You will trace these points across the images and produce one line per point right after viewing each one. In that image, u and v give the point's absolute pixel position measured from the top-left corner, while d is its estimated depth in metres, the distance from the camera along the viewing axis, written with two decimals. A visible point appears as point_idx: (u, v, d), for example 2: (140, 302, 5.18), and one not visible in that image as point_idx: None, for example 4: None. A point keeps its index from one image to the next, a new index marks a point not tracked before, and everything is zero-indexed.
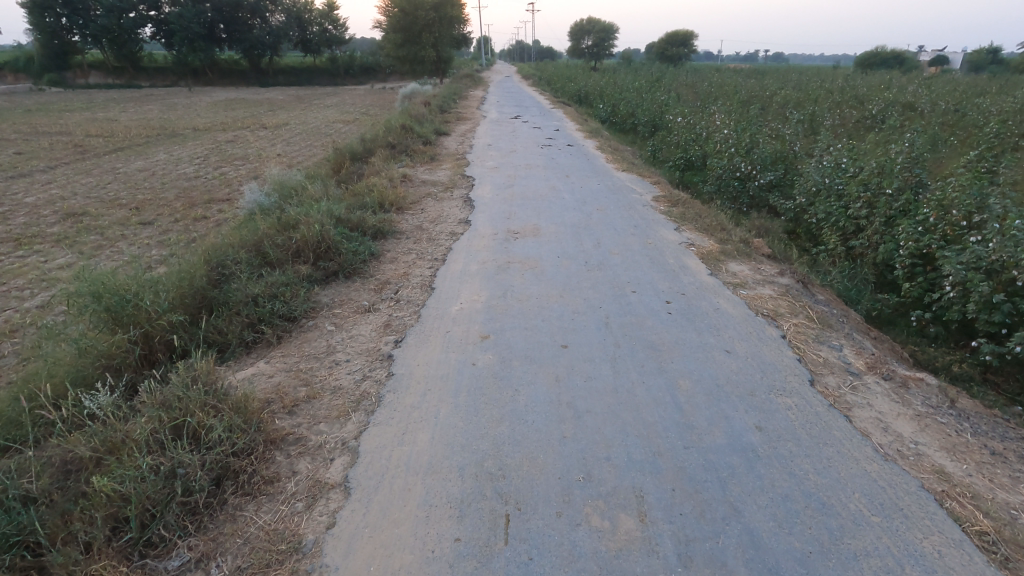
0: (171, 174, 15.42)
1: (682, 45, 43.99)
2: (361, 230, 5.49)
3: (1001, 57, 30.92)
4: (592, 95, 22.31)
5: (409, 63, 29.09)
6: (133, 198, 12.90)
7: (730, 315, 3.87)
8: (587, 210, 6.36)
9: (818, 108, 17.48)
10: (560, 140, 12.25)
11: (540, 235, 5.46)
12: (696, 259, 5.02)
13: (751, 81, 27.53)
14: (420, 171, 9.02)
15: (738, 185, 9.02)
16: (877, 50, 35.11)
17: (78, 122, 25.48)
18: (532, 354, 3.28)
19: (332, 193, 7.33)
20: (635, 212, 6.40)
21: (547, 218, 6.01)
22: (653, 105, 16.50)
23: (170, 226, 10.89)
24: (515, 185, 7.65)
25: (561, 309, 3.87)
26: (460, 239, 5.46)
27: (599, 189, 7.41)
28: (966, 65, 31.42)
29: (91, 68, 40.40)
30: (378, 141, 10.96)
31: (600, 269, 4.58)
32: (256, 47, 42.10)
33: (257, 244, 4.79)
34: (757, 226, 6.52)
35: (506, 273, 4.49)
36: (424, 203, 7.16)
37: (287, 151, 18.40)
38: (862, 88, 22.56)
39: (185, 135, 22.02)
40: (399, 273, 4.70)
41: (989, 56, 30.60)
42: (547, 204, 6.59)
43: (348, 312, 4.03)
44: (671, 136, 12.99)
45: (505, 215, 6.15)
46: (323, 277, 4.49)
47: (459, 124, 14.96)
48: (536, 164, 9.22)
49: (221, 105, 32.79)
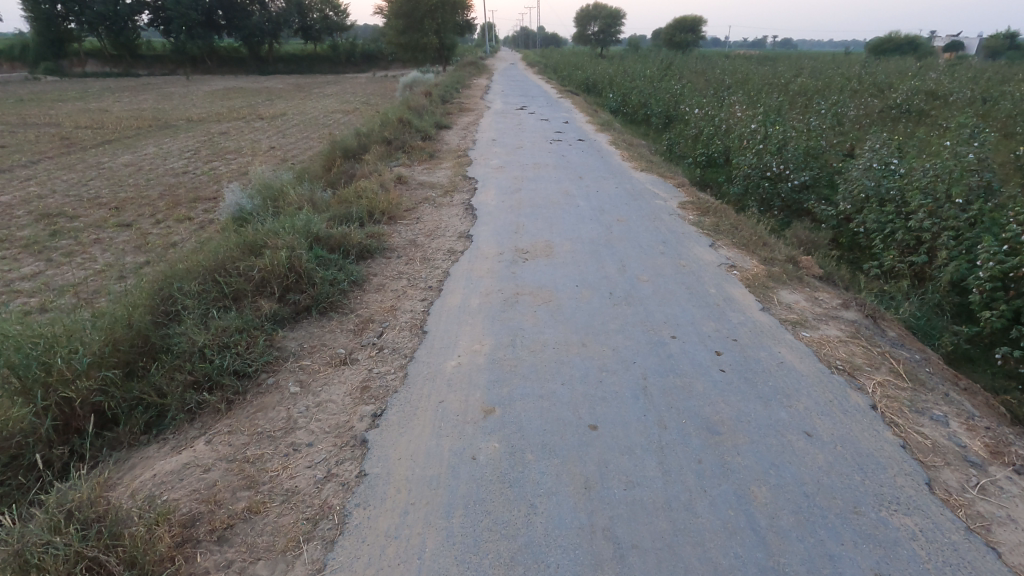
0: (159, 169, 14.65)
1: (691, 32, 42.65)
2: (344, 248, 4.69)
3: (1019, 42, 29.67)
4: (601, 84, 21.36)
5: (410, 50, 28.13)
6: (116, 196, 12.13)
7: (799, 372, 3.06)
8: (606, 222, 5.54)
9: (840, 97, 16.46)
10: (570, 134, 11.39)
11: (553, 254, 4.64)
12: (741, 287, 4.19)
13: (764, 68, 26.38)
14: (418, 171, 8.19)
15: (769, 187, 8.14)
16: (892, 37, 33.81)
17: (70, 112, 24.66)
18: (551, 440, 2.47)
19: (316, 200, 6.52)
20: (660, 223, 5.58)
21: (561, 232, 5.19)
22: (666, 95, 15.52)
23: (150, 229, 10.13)
24: (523, 189, 6.83)
25: (586, 362, 3.07)
26: (460, 259, 4.66)
27: (616, 194, 6.60)
28: (982, 52, 30.15)
29: (88, 56, 39.52)
30: (373, 137, 10.11)
31: (628, 305, 3.76)
32: (255, 34, 41.07)
33: (217, 269, 4.00)
34: (801, 239, 5.68)
35: (514, 310, 3.68)
36: (419, 211, 6.34)
37: (282, 144, 17.54)
38: (882, 75, 21.47)
39: (177, 127, 21.24)
40: (385, 307, 3.89)
41: (1007, 41, 29.37)
42: (560, 213, 5.77)
43: (318, 366, 3.23)
44: (689, 129, 12.11)
45: (512, 227, 5.34)
46: (291, 314, 3.70)
47: (462, 116, 14.06)
48: (545, 163, 8.36)
49: (219, 94, 31.90)
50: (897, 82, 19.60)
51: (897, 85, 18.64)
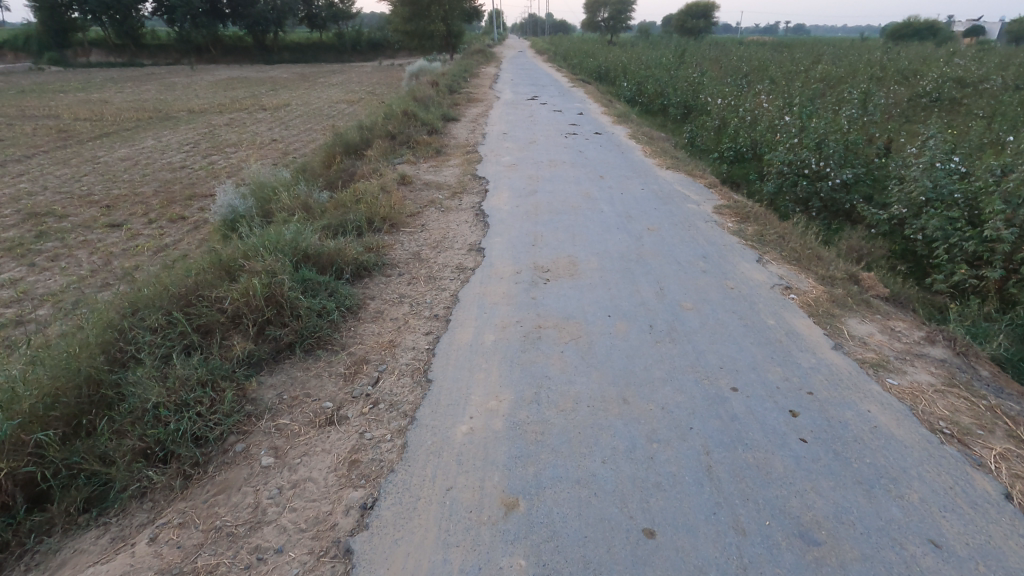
0: (155, 164, 14.11)
1: (704, 17, 41.36)
2: (338, 265, 4.08)
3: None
4: (614, 72, 20.52)
5: (417, 38, 27.34)
6: (109, 193, 11.61)
7: (899, 442, 2.42)
8: (635, 231, 4.90)
9: (869, 85, 15.57)
10: (585, 127, 10.68)
11: (577, 273, 4.01)
12: (804, 316, 3.54)
13: (782, 55, 25.33)
14: (423, 170, 7.55)
15: (807, 186, 7.46)
16: (910, 22, 32.58)
17: (71, 104, 24.17)
18: (597, 555, 1.86)
19: (311, 204, 5.92)
20: (695, 233, 4.95)
21: (585, 244, 4.57)
22: (685, 84, 14.73)
23: (142, 230, 9.59)
24: (539, 190, 6.19)
25: (630, 428, 2.44)
26: (471, 279, 4.04)
27: (643, 197, 5.94)
28: (1005, 37, 28.81)
29: (92, 45, 38.93)
30: (376, 130, 9.47)
31: (674, 343, 3.13)
32: (259, 22, 40.33)
33: (188, 296, 3.40)
34: (856, 249, 5.01)
35: (536, 350, 3.06)
36: (424, 217, 5.73)
37: (284, 136, 16.94)
38: (906, 61, 20.46)
39: (178, 119, 20.66)
40: (382, 343, 3.28)
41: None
42: (583, 221, 5.12)
43: (298, 427, 2.63)
44: (712, 121, 11.37)
45: (528, 238, 4.72)
46: (270, 354, 3.10)
47: (470, 107, 13.37)
48: (562, 159, 7.72)
49: (222, 84, 31.31)
50: (924, 69, 18.64)
51: (925, 72, 17.70)
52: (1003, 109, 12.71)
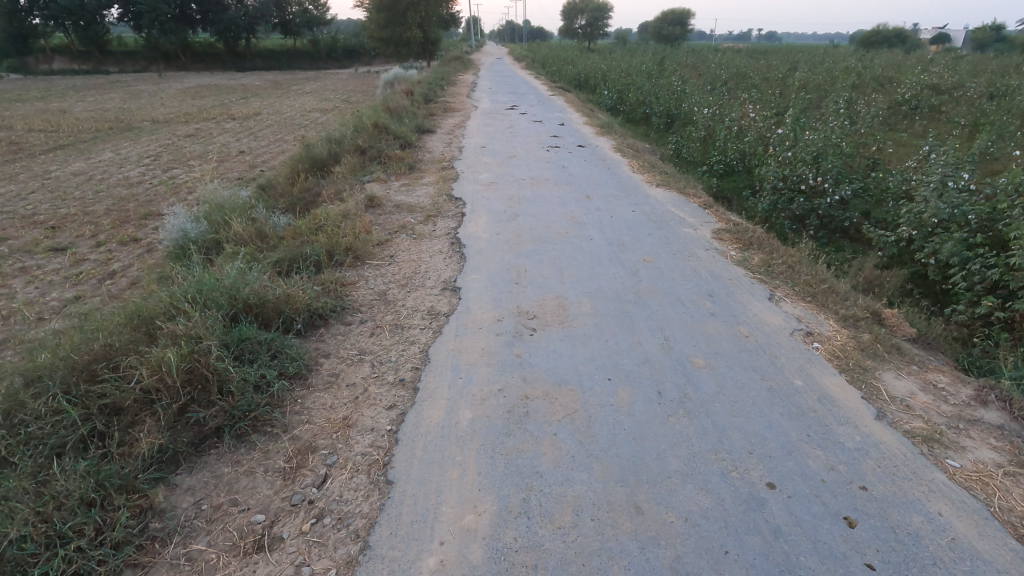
0: (111, 179, 13.22)
1: (679, 24, 41.55)
2: (288, 313, 3.47)
3: (1006, 34, 28.63)
4: (594, 80, 20.19)
5: (393, 45, 26.73)
6: (56, 212, 10.74)
7: (988, 563, 1.90)
8: (629, 263, 4.39)
9: (849, 93, 15.40)
10: (567, 138, 10.20)
11: (568, 320, 3.46)
12: (833, 372, 3.04)
13: (759, 62, 25.34)
14: (394, 189, 6.95)
15: (803, 203, 7.08)
16: (878, 29, 32.99)
17: (27, 113, 22.96)
18: None
19: (266, 231, 5.27)
20: (695, 264, 4.46)
21: (575, 281, 4.03)
22: (666, 93, 14.39)
23: (87, 254, 8.78)
24: (520, 213, 5.64)
25: (648, 556, 1.89)
26: (444, 328, 3.45)
27: (634, 220, 5.44)
28: (969, 44, 29.22)
29: (54, 53, 37.41)
30: (345, 144, 8.83)
31: (689, 419, 2.58)
32: (230, 29, 39.20)
33: (91, 364, 2.71)
34: (868, 280, 4.57)
35: (523, 433, 2.48)
36: (393, 246, 5.14)
37: (253, 148, 16.17)
38: (880, 68, 20.54)
39: (140, 129, 19.71)
40: (334, 421, 2.68)
41: (993, 33, 28.36)
42: (571, 252, 4.59)
43: (217, 558, 2.01)
44: (697, 131, 10.98)
45: (510, 274, 4.15)
46: (190, 446, 2.47)
47: (446, 118, 12.80)
48: (544, 176, 7.19)
49: (190, 92, 30.22)
50: (899, 76, 18.67)
51: (902, 79, 17.66)
52: (983, 117, 12.62)
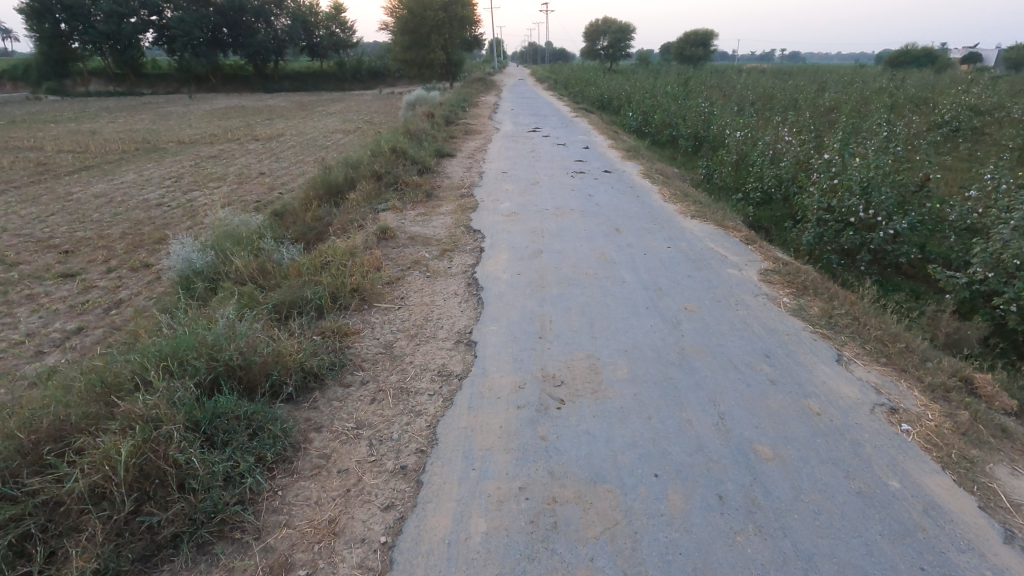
0: (131, 200, 13.16)
1: (703, 45, 41.17)
2: (278, 374, 3.02)
3: None
4: (618, 101, 19.82)
5: (416, 67, 26.85)
6: (71, 236, 10.61)
7: None
8: (669, 313, 3.86)
9: (887, 113, 14.69)
10: (593, 163, 9.76)
11: (602, 390, 2.94)
12: (936, 469, 2.44)
13: (786, 82, 24.77)
14: (410, 219, 6.54)
15: (854, 236, 6.48)
16: (907, 49, 32.03)
17: (59, 134, 23.43)
18: None
19: (269, 267, 4.88)
20: (744, 313, 3.91)
21: (607, 336, 3.52)
22: (694, 115, 13.91)
23: (97, 281, 8.54)
24: (544, 250, 5.17)
25: None
26: (457, 396, 2.96)
27: (670, 259, 4.91)
28: (1004, 63, 28.23)
29: (91, 75, 38.48)
30: (361, 170, 8.50)
31: (763, 540, 2.03)
32: (260, 52, 40.01)
33: (37, 446, 2.28)
34: (946, 335, 3.95)
35: (551, 558, 1.95)
36: (404, 285, 4.70)
37: (274, 170, 16.07)
38: (914, 88, 19.79)
39: (165, 151, 19.86)
40: (317, 526, 2.18)
41: None
42: (602, 298, 4.08)
43: None
44: (730, 155, 10.45)
45: (533, 325, 3.66)
46: (137, 561, 2.00)
47: (467, 141, 12.47)
48: (569, 206, 6.73)
49: (218, 113, 30.71)
50: (937, 96, 17.90)
51: (940, 99, 16.89)
52: None
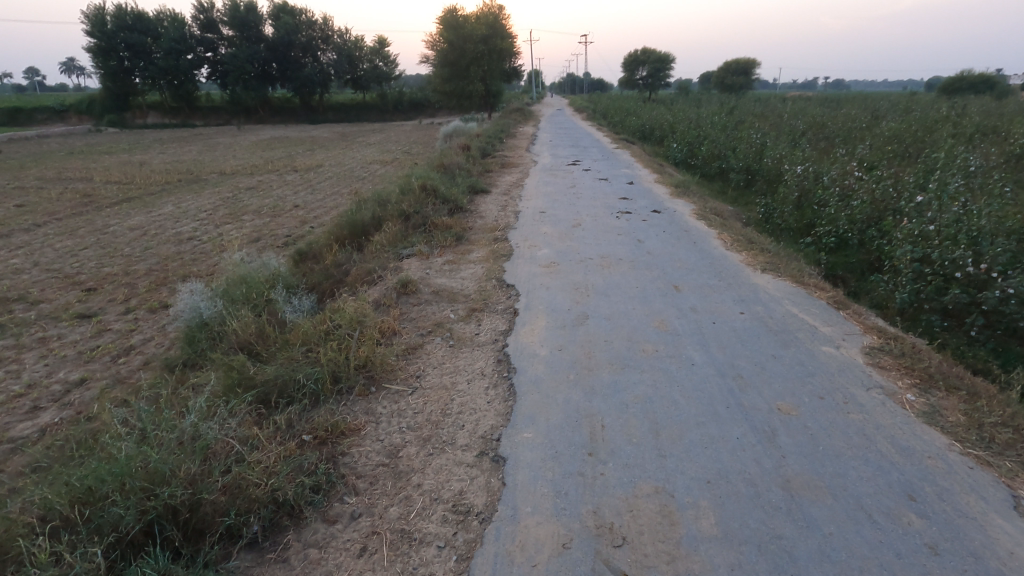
0: (164, 234, 13.00)
1: (744, 74, 40.26)
2: (235, 516, 2.26)
3: None
4: (661, 131, 19.02)
5: (455, 98, 26.84)
6: (98, 272, 10.38)
7: None
8: (758, 417, 2.95)
9: (959, 143, 13.39)
10: (639, 201, 8.92)
11: (685, 559, 2.06)
12: None
13: (836, 111, 23.54)
14: (436, 267, 5.83)
15: (960, 294, 5.40)
16: (964, 75, 30.16)
17: (110, 166, 24.11)
18: None
19: (268, 331, 4.20)
20: (860, 420, 2.96)
21: (680, 454, 2.64)
22: (745, 145, 12.96)
23: (111, 323, 8.12)
24: (590, 314, 4.33)
25: None
26: (478, 557, 2.13)
27: (747, 331, 4.00)
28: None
29: (149, 109, 40.24)
30: (389, 209, 7.91)
31: None
32: (306, 85, 41.17)
33: None
34: None
35: None
36: (422, 358, 3.93)
37: (308, 202, 15.84)
38: (980, 116, 18.34)
39: (206, 182, 20.03)
40: None
41: None
42: (667, 392, 3.19)
43: None
44: (791, 192, 9.45)
45: (579, 434, 2.82)
46: None
47: (503, 175, 11.86)
48: (617, 255, 5.89)
49: (262, 144, 31.38)
50: (1009, 123, 16.38)
51: (1016, 126, 15.40)
52: None
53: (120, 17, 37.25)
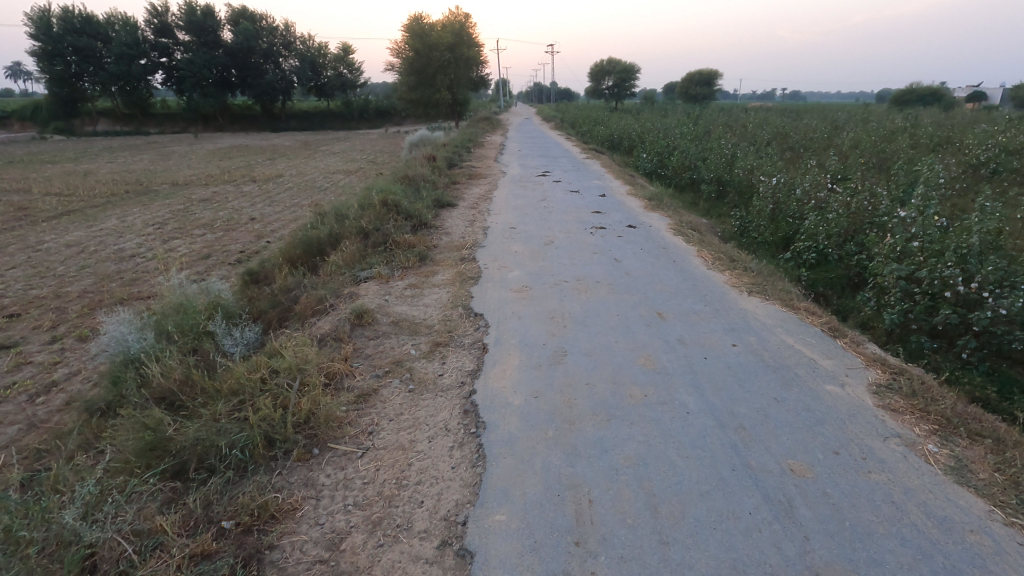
0: (104, 251, 12.01)
1: (707, 85, 40.92)
2: None
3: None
4: (630, 141, 18.85)
5: (421, 106, 26.25)
6: (24, 295, 9.40)
7: None
8: (770, 482, 2.52)
9: (921, 154, 13.53)
10: (612, 215, 8.55)
11: None
12: None
13: (798, 121, 23.95)
14: (396, 292, 5.29)
15: (952, 315, 5.11)
16: (913, 88, 31.27)
17: (52, 176, 22.60)
18: None
19: (195, 377, 3.58)
20: (884, 481, 2.55)
21: (686, 541, 2.18)
22: (716, 155, 12.80)
23: (33, 354, 7.26)
24: (568, 350, 3.86)
25: None
26: None
27: (742, 368, 3.59)
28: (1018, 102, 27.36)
29: (99, 116, 38.35)
30: (347, 225, 7.33)
31: None
32: (267, 92, 39.97)
33: None
34: None
35: None
36: (376, 407, 3.38)
37: (265, 215, 15.01)
38: (935, 126, 18.80)
39: (157, 193, 18.92)
40: None
41: None
42: (662, 451, 2.73)
43: None
44: (766, 204, 9.21)
45: (564, 515, 2.33)
46: None
47: (471, 187, 11.38)
48: (593, 277, 5.46)
49: (220, 153, 30.10)
50: (962, 134, 16.82)
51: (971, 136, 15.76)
52: None
53: (67, 19, 35.38)
